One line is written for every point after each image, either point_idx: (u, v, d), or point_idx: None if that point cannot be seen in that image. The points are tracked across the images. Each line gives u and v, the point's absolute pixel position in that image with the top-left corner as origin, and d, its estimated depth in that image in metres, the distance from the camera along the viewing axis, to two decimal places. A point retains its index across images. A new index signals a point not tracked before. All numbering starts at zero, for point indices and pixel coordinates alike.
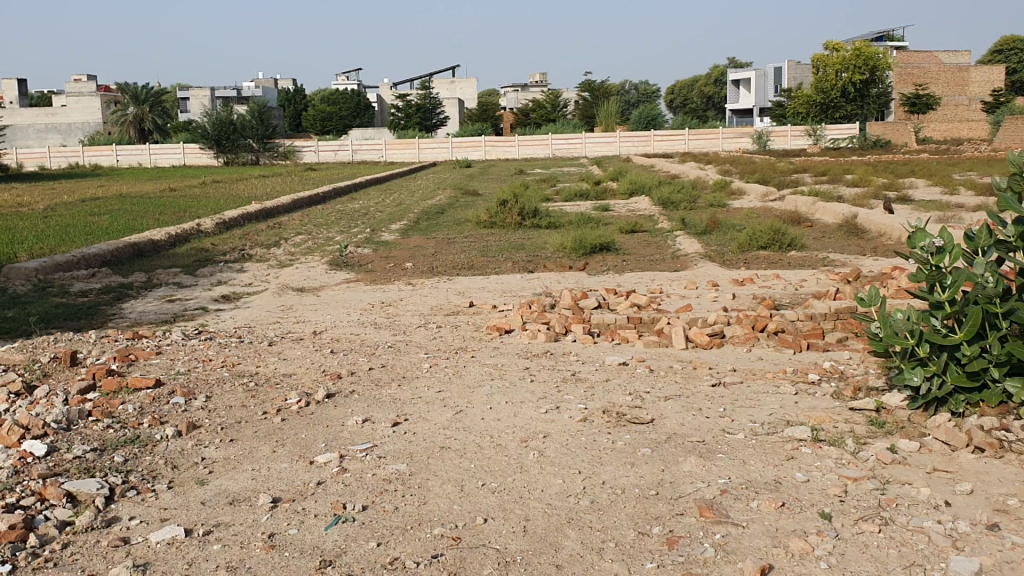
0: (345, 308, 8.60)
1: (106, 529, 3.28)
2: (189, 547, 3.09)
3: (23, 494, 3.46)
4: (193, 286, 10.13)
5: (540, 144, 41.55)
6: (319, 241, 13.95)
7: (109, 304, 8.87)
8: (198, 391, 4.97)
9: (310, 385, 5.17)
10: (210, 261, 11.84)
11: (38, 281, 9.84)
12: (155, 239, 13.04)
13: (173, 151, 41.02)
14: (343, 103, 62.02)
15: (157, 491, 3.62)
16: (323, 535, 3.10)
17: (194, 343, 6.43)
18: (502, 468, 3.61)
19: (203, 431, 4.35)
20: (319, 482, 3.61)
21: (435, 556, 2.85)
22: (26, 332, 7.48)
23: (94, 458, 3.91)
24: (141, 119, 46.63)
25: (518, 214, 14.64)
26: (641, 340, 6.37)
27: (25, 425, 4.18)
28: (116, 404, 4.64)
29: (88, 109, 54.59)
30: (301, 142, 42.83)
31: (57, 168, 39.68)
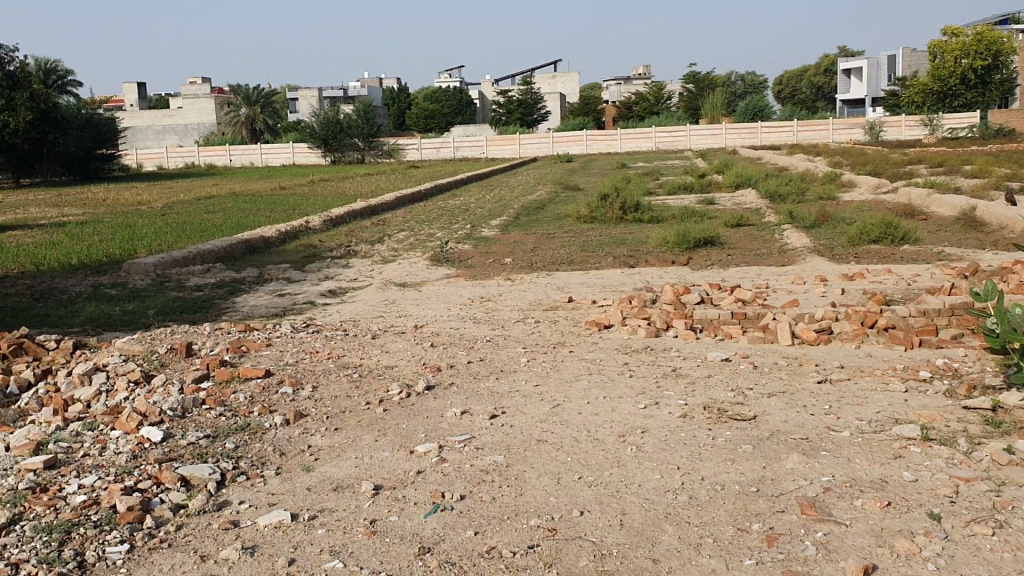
0: (446, 303, 8.72)
1: (217, 512, 3.42)
2: (295, 531, 3.19)
3: (141, 477, 3.65)
4: (300, 281, 10.43)
5: (642, 137, 41.18)
6: (421, 237, 14.17)
7: (222, 299, 9.22)
8: (305, 381, 5.13)
9: (411, 377, 5.28)
10: (317, 257, 12.18)
11: (156, 276, 10.29)
12: (266, 236, 13.49)
13: (283, 151, 42.27)
14: (447, 101, 62.81)
15: (265, 477, 3.75)
16: (423, 522, 3.17)
17: (301, 336, 6.63)
18: (599, 462, 3.61)
19: (309, 420, 4.49)
20: (419, 471, 3.69)
21: (532, 546, 2.88)
22: (146, 325, 7.84)
23: (207, 445, 4.08)
24: (253, 119, 48.22)
25: (619, 208, 14.55)
26: (745, 336, 6.26)
27: (143, 412, 4.40)
28: (228, 393, 4.83)
29: (204, 110, 56.75)
30: (405, 140, 43.54)
31: (174, 168, 41.40)
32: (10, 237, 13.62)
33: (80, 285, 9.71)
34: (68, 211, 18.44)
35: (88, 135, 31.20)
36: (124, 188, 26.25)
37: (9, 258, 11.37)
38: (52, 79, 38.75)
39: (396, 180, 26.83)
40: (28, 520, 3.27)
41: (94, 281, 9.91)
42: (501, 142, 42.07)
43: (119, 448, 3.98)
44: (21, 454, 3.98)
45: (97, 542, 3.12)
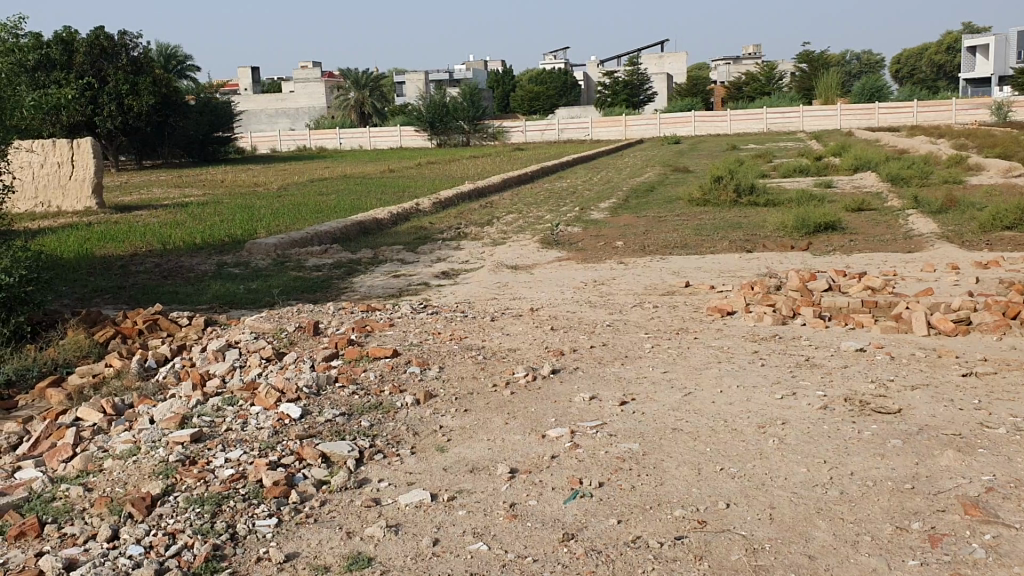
0: (560, 286, 8.69)
1: (358, 489, 3.48)
2: (436, 511, 3.22)
3: (284, 453, 3.74)
4: (415, 262, 10.55)
5: (752, 118, 40.21)
6: (530, 220, 14.16)
7: (340, 278, 9.42)
8: (432, 362, 5.18)
9: (534, 360, 5.26)
10: (430, 239, 12.31)
11: (277, 256, 10.58)
12: (379, 218, 13.71)
13: (390, 134, 42.82)
14: (551, 82, 62.64)
15: (401, 456, 3.80)
16: (563, 507, 3.15)
17: (422, 316, 6.70)
18: (740, 453, 3.52)
19: (439, 400, 4.53)
20: (554, 456, 3.66)
21: (679, 537, 2.83)
22: (269, 304, 8.06)
23: (343, 422, 4.16)
24: (362, 103, 49.10)
25: (733, 191, 14.22)
26: (878, 325, 6.03)
27: (281, 388, 4.53)
28: (358, 371, 4.93)
29: (314, 94, 58.24)
30: (510, 123, 43.59)
31: (287, 151, 42.43)
32: (138, 217, 14.22)
33: (205, 264, 10.07)
34: (189, 193, 19.13)
35: (206, 119, 32.31)
36: (242, 170, 27.11)
37: (138, 237, 11.85)
38: (174, 64, 40.23)
39: (502, 162, 26.96)
40: (181, 491, 3.39)
41: (218, 260, 10.25)
42: (607, 123, 41.73)
43: (260, 424, 4.10)
44: (168, 427, 4.13)
45: (246, 515, 3.20)
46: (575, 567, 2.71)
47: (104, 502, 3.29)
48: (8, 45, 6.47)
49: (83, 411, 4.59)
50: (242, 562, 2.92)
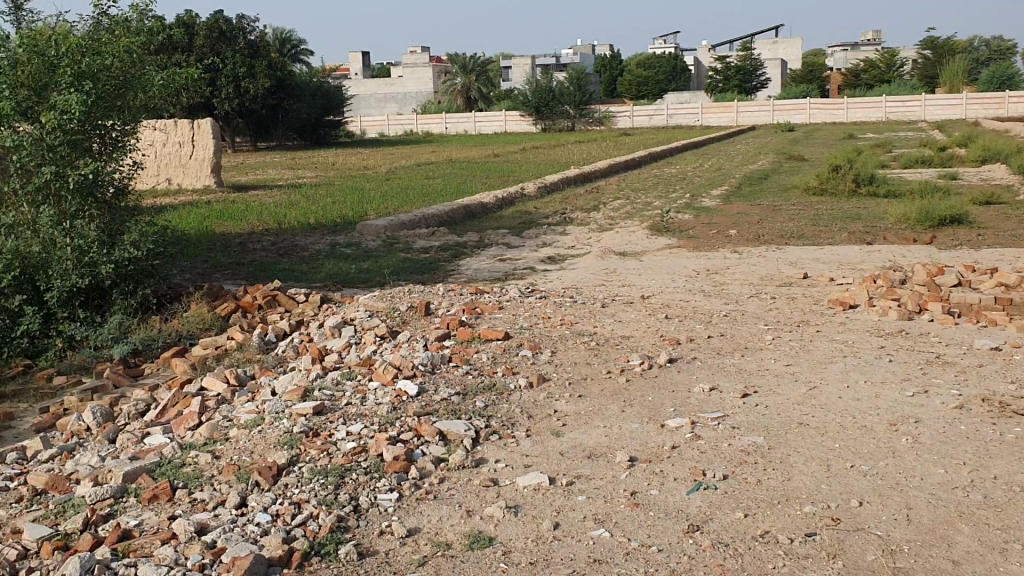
0: (671, 274, 8.54)
1: (476, 468, 3.48)
2: (555, 495, 3.19)
3: (402, 429, 3.77)
4: (522, 247, 10.54)
5: (871, 106, 38.75)
6: (638, 206, 13.99)
7: (448, 261, 9.48)
8: (544, 346, 5.15)
9: (650, 348, 5.18)
10: (536, 224, 12.29)
11: (386, 237, 10.73)
12: (486, 202, 13.77)
13: (496, 118, 42.93)
14: (659, 67, 61.72)
15: (517, 438, 3.79)
16: (687, 498, 3.07)
17: (533, 300, 6.68)
18: (873, 450, 3.38)
19: (552, 384, 4.50)
20: (674, 446, 3.59)
21: (810, 533, 2.75)
22: (380, 284, 8.16)
23: (459, 402, 4.17)
24: (469, 87, 49.28)
25: (851, 181, 13.73)
26: (1013, 324, 5.71)
27: (397, 365, 4.57)
28: (472, 352, 4.94)
29: (423, 79, 58.97)
30: (617, 108, 43.16)
31: (396, 135, 42.92)
32: (254, 196, 14.61)
33: (318, 243, 10.27)
34: (301, 174, 19.60)
35: (318, 102, 32.96)
36: (350, 153, 27.62)
37: (254, 216, 12.16)
38: (288, 48, 41.16)
39: (608, 148, 26.67)
40: (304, 462, 3.46)
41: (330, 240, 10.44)
42: (717, 110, 40.90)
43: (378, 400, 4.15)
44: (290, 400, 4.21)
45: (368, 488, 3.24)
46: (702, 559, 2.65)
47: (231, 469, 3.38)
48: (137, 27, 6.75)
49: (208, 380, 4.71)
50: (366, 534, 2.95)
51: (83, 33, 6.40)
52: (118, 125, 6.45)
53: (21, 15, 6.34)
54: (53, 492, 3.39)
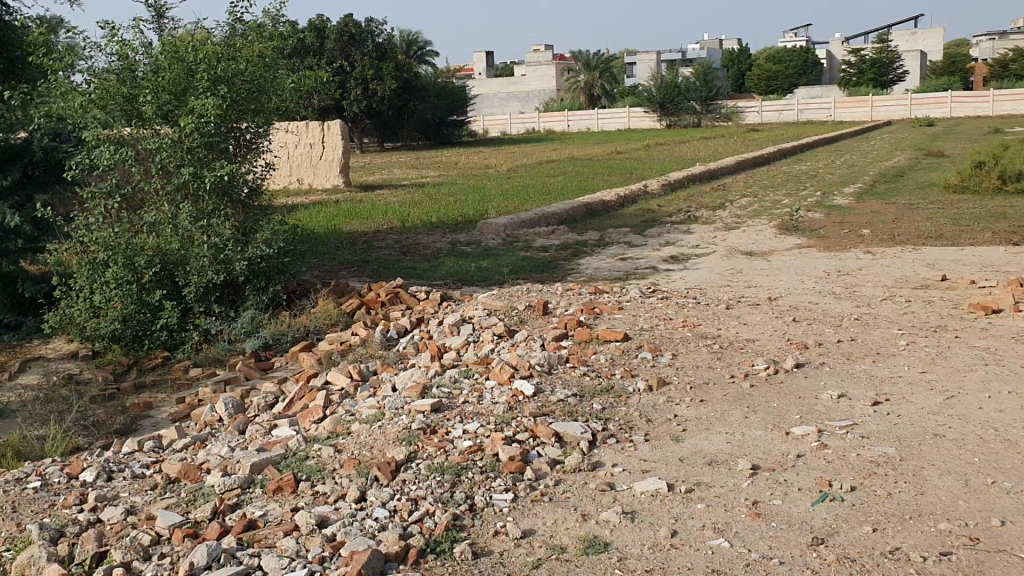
0: (799, 275, 8.28)
1: (592, 472, 3.44)
2: (673, 502, 3.12)
3: (519, 429, 3.76)
4: (643, 246, 10.42)
5: (1020, 98, 36.57)
6: (765, 204, 13.62)
7: (569, 260, 9.45)
8: (665, 348, 5.05)
9: (776, 352, 5.02)
10: (659, 222, 12.12)
11: (507, 236, 10.78)
12: (608, 201, 13.67)
13: (619, 115, 42.54)
14: (789, 61, 59.95)
15: (635, 442, 3.73)
16: (812, 510, 2.96)
17: (653, 301, 6.58)
18: (1016, 467, 3.18)
19: (672, 388, 4.40)
20: (799, 455, 3.45)
21: (945, 552, 2.61)
22: (500, 283, 8.20)
23: (576, 403, 4.14)
24: (592, 85, 49.01)
25: (997, 177, 12.98)
26: None
27: (514, 364, 4.58)
28: (589, 352, 4.90)
29: (546, 77, 59.05)
30: (744, 104, 42.17)
31: (518, 134, 43.11)
32: (380, 196, 14.94)
33: (440, 242, 10.41)
34: (425, 174, 19.93)
35: (443, 102, 33.44)
36: (474, 153, 27.89)
37: (380, 215, 12.43)
38: (415, 49, 41.95)
39: (735, 145, 26.04)
40: (422, 459, 3.50)
41: (453, 239, 10.56)
42: (850, 104, 39.41)
43: (495, 399, 4.16)
44: (409, 396, 4.27)
45: (483, 487, 3.26)
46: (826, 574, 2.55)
47: (351, 464, 3.45)
48: (271, 32, 6.99)
49: (332, 374, 4.83)
50: (481, 534, 2.96)
51: (219, 39, 6.72)
52: (251, 127, 6.75)
53: (163, 23, 6.68)
54: (185, 481, 3.54)
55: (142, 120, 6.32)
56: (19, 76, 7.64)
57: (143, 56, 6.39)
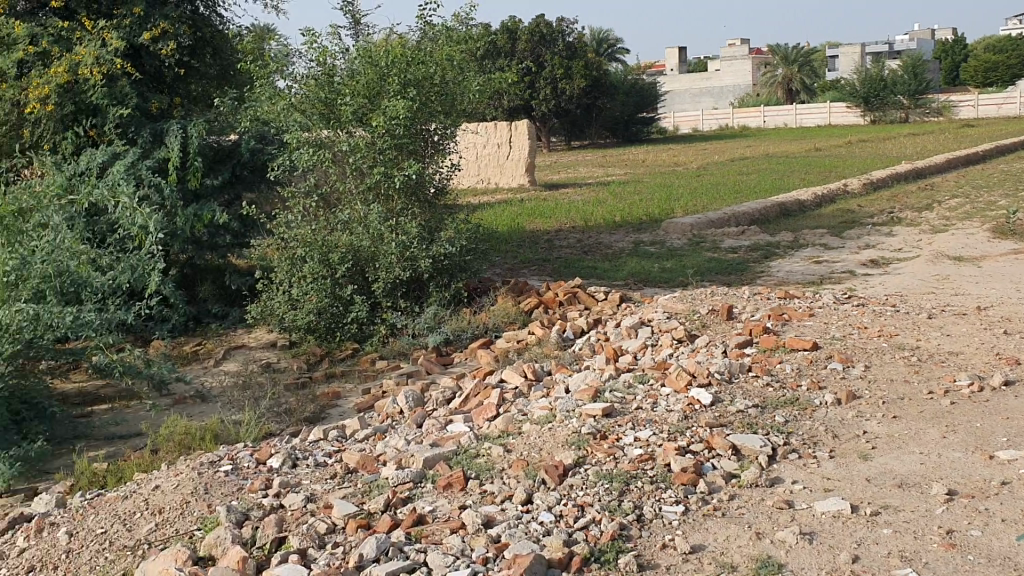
0: (1015, 283, 7.60)
1: (770, 488, 3.28)
2: (857, 525, 2.93)
3: (693, 439, 3.64)
4: (840, 248, 9.90)
5: None
6: (979, 205, 12.61)
7: (758, 262, 9.12)
8: (856, 359, 4.74)
9: (983, 368, 4.61)
10: (857, 223, 11.49)
11: (693, 236, 10.53)
12: (802, 200, 13.10)
13: (820, 110, 40.32)
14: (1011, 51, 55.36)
15: (819, 458, 3.52)
16: (1016, 545, 2.70)
17: (847, 307, 6.21)
18: None
19: (863, 402, 4.13)
20: (1005, 482, 3.15)
21: None
22: (684, 284, 8.02)
23: (756, 414, 3.96)
24: (789, 80, 46.91)
25: None
26: None
27: (693, 371, 4.43)
28: (774, 361, 4.68)
29: (741, 72, 57.46)
30: (958, 96, 39.29)
31: (709, 130, 42.18)
32: (566, 194, 15.02)
33: (624, 241, 10.31)
34: (612, 171, 19.84)
35: (632, 100, 33.17)
36: (662, 150, 27.52)
37: (565, 213, 12.48)
38: (605, 47, 41.87)
39: (947, 140, 24.32)
40: (591, 465, 3.45)
41: (636, 238, 10.44)
42: None
43: (670, 406, 4.05)
44: (583, 399, 4.23)
45: (653, 498, 3.18)
46: None
47: (520, 465, 3.45)
48: (461, 35, 7.14)
49: (508, 372, 4.85)
50: (648, 546, 2.89)
51: (412, 43, 6.91)
52: (440, 128, 6.85)
53: (360, 28, 6.94)
54: (363, 471, 3.65)
55: (338, 123, 6.60)
56: (231, 82, 8.17)
57: (341, 61, 6.65)
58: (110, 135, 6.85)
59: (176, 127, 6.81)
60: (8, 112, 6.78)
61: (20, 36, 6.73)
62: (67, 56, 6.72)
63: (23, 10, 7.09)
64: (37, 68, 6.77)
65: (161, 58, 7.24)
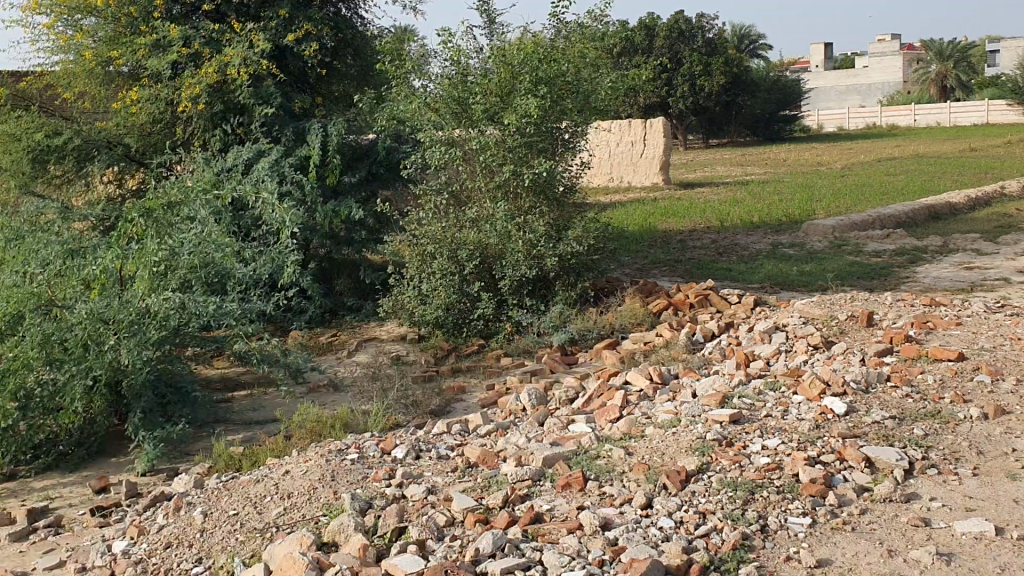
0: None
1: (906, 504, 3.13)
2: (1000, 549, 2.76)
3: (824, 450, 3.50)
4: (993, 254, 9.33)
5: None
6: None
7: (903, 267, 8.70)
8: (1007, 372, 4.45)
9: None
10: (1015, 228, 10.80)
11: (834, 238, 10.14)
12: (954, 202, 12.42)
13: (977, 111, 38.04)
14: None
15: (961, 475, 3.32)
16: None
17: (999, 317, 5.84)
18: None
19: (1013, 418, 3.87)
20: None
21: None
22: (821, 288, 7.73)
23: (893, 426, 3.77)
24: (944, 76, 44.38)
25: None
26: None
27: (826, 379, 4.26)
28: (915, 372, 4.45)
29: (891, 68, 54.92)
30: None
31: (855, 129, 40.56)
32: (701, 193, 14.76)
33: (760, 243, 10.04)
34: (750, 171, 19.35)
35: (774, 98, 32.23)
36: (804, 148, 26.64)
37: (699, 213, 12.26)
38: (746, 43, 40.82)
39: None
40: (714, 472, 3.36)
41: (773, 240, 10.14)
42: None
43: (801, 415, 3.91)
44: (709, 403, 4.13)
45: (779, 508, 3.07)
46: None
47: (641, 468, 3.39)
48: (594, 32, 7.11)
49: (633, 374, 4.79)
50: (771, 557, 2.81)
51: (546, 41, 6.90)
52: (570, 126, 6.79)
53: (494, 28, 7.01)
54: (483, 466, 3.68)
55: (470, 121, 6.68)
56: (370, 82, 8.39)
57: (475, 60, 6.74)
58: (255, 133, 7.17)
59: (316, 126, 7.05)
60: (163, 111, 7.34)
61: (176, 39, 7.11)
62: (217, 57, 7.05)
63: (179, 14, 7.50)
64: (189, 68, 7.17)
65: (304, 59, 7.51)
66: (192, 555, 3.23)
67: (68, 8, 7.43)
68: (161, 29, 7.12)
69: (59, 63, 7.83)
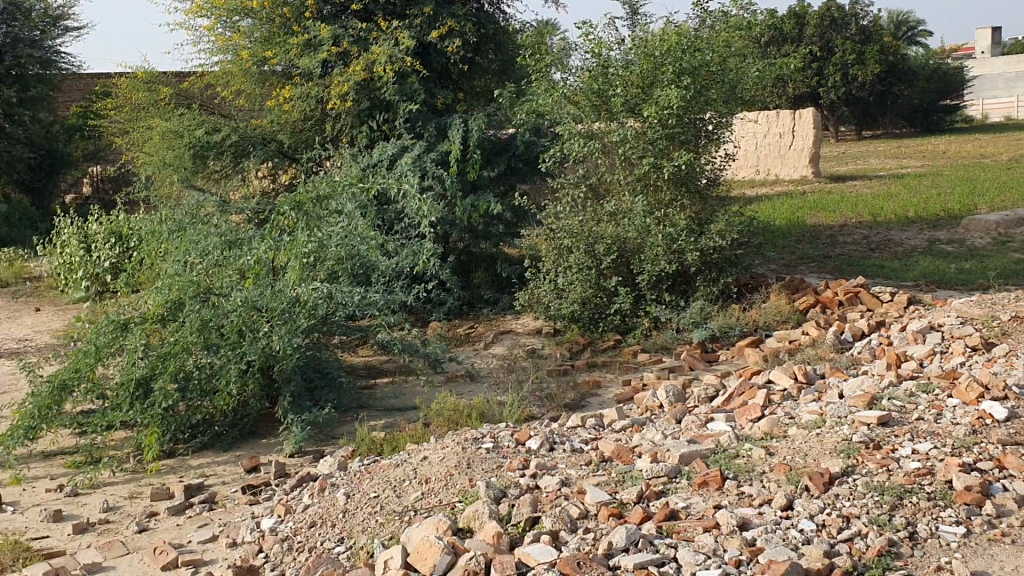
0: None
1: None
2: None
3: (982, 457, 3.31)
4: None
5: None
6: None
7: None
8: None
9: None
10: None
11: (998, 234, 9.53)
12: None
13: None
14: None
15: None
16: None
17: None
18: None
19: None
20: None
21: None
22: (982, 287, 7.28)
23: None
24: None
25: None
26: None
27: (986, 382, 4.01)
28: None
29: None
30: None
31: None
32: (853, 186, 14.16)
33: (916, 238, 9.54)
34: (906, 164, 18.42)
35: (934, 87, 30.54)
36: (966, 141, 25.12)
37: (849, 207, 11.76)
38: (904, 29, 38.86)
39: None
40: (860, 475, 3.23)
41: (930, 236, 9.62)
42: None
43: (957, 420, 3.69)
44: (856, 405, 3.95)
45: (930, 516, 2.93)
46: None
47: (782, 468, 3.29)
48: (739, 21, 6.92)
49: (776, 373, 4.64)
50: (920, 567, 2.69)
51: (689, 31, 6.76)
52: (714, 118, 6.62)
53: (636, 19, 6.92)
54: (617, 461, 3.64)
55: (610, 114, 6.62)
56: (512, 77, 8.46)
57: (617, 52, 6.67)
58: (399, 129, 7.35)
59: (457, 121, 7.17)
60: (314, 108, 7.63)
61: (326, 38, 7.38)
62: (364, 55, 7.27)
63: (329, 13, 7.78)
64: (338, 67, 7.41)
65: (447, 55, 7.66)
66: (334, 534, 3.35)
67: (228, 11, 7.88)
68: (313, 30, 7.40)
69: (219, 64, 8.26)
